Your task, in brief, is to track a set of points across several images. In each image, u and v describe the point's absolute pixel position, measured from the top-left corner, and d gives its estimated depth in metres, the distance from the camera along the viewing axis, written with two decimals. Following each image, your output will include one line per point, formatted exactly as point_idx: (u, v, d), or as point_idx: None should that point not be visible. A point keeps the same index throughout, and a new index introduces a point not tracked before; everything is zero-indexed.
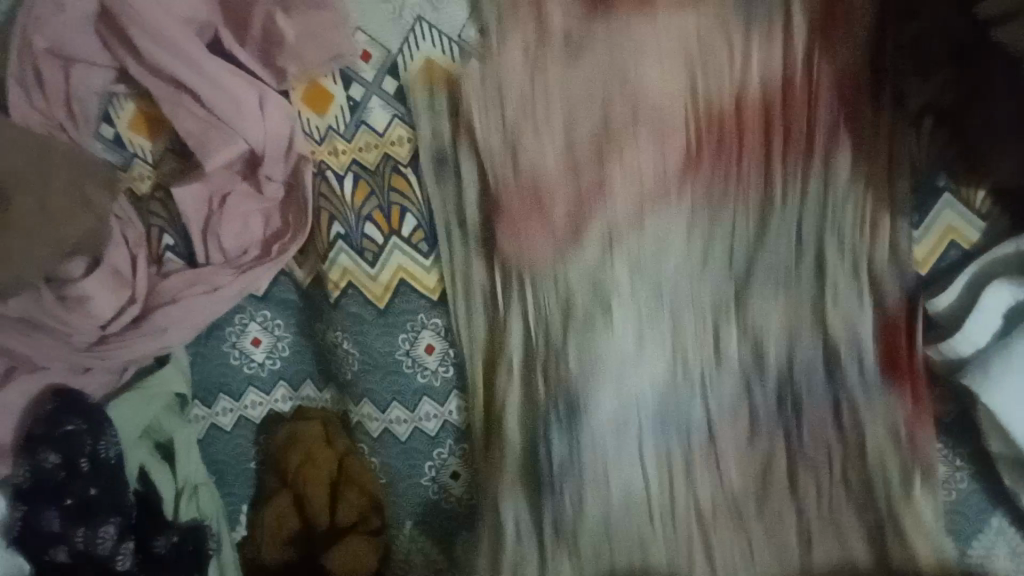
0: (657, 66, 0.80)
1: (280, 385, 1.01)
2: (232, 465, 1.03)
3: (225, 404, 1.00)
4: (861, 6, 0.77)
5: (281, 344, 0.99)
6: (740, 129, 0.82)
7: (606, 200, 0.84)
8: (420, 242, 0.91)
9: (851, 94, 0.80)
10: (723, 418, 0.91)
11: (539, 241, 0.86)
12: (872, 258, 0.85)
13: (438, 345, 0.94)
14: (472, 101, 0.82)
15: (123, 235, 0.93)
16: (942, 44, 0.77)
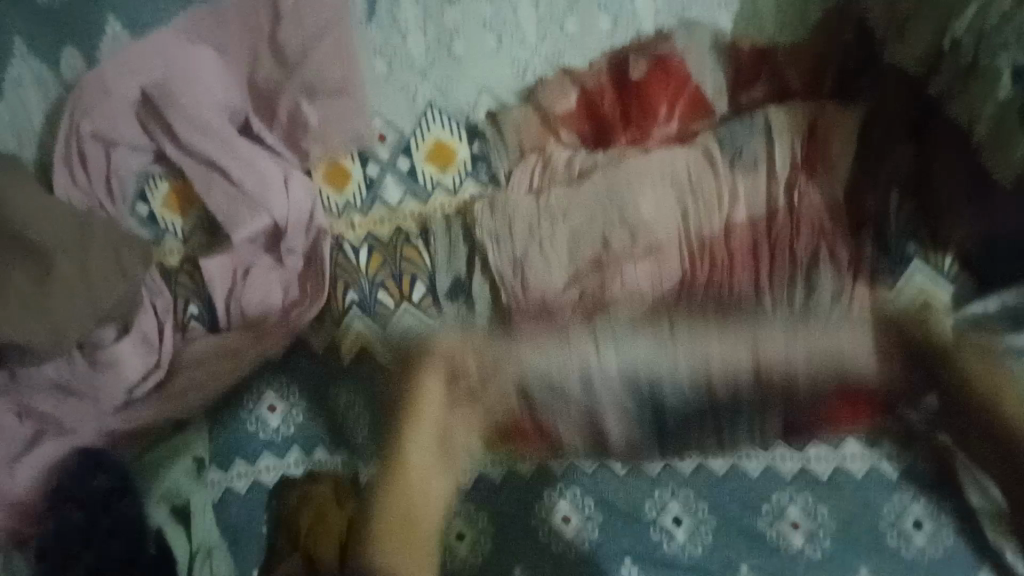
0: (653, 188, 0.97)
1: (292, 450, 0.98)
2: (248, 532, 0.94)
3: (239, 469, 0.97)
4: (842, 120, 0.96)
5: (296, 411, 0.99)
6: (730, 253, 0.94)
7: (607, 306, 0.93)
8: (430, 308, 0.99)
9: (830, 224, 0.92)
10: (734, 509, 0.91)
11: (542, 335, 0.92)
12: (851, 350, 0.86)
13: None
14: (487, 227, 0.98)
15: (151, 304, 0.99)
16: (901, 124, 0.91)
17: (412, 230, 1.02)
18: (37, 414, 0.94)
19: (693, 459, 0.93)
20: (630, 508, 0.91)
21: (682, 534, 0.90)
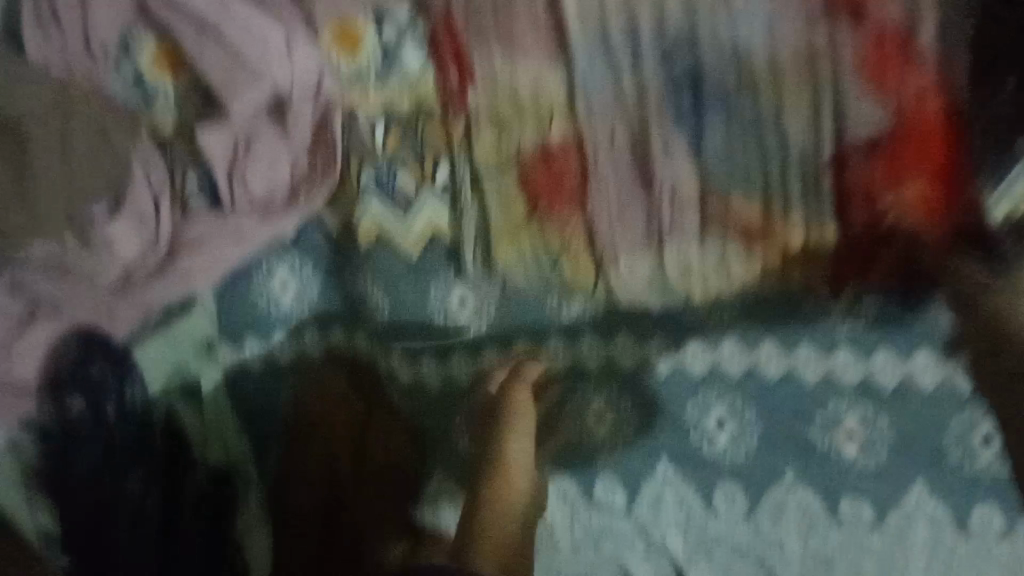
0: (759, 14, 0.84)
1: (308, 328, 0.97)
2: (264, 406, 0.97)
3: (252, 345, 0.96)
4: None
5: (309, 289, 0.96)
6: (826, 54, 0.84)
7: (664, 162, 0.87)
8: (454, 195, 0.92)
9: (917, 88, 0.83)
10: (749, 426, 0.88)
11: (600, 191, 0.88)
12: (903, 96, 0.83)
13: (470, 299, 0.93)
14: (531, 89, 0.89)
15: (146, 176, 0.89)
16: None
17: (433, 107, 0.91)
18: (28, 289, 0.85)
19: (745, 366, 0.89)
20: (668, 413, 0.89)
21: (724, 439, 0.89)
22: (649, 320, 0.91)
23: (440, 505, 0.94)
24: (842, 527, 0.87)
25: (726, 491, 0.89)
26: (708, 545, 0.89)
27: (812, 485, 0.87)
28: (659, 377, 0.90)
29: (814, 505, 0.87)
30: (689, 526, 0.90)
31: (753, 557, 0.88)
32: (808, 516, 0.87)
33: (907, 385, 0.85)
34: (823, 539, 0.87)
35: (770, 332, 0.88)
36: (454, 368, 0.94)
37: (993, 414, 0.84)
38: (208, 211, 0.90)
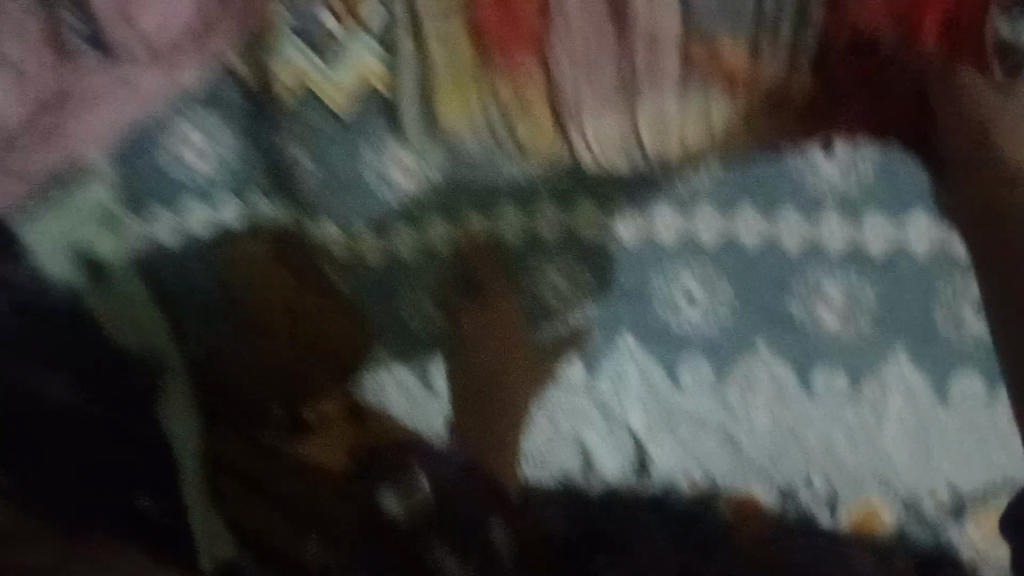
0: None
1: (228, 198, 0.84)
2: (183, 288, 0.82)
3: (164, 216, 0.84)
4: None
5: (225, 153, 0.85)
6: None
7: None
8: (384, 31, 0.85)
9: None
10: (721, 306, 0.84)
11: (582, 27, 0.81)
12: None
13: (408, 165, 0.86)
14: None
15: (21, 24, 0.80)
16: None
17: None
18: None
19: (719, 234, 0.86)
20: (632, 282, 0.84)
21: (694, 312, 0.84)
22: (623, 197, 0.87)
23: (383, 384, 0.82)
24: (816, 398, 0.81)
25: (692, 362, 0.83)
26: (667, 414, 0.82)
27: (786, 357, 0.82)
28: (626, 250, 0.86)
29: (786, 379, 0.82)
30: (649, 397, 0.82)
31: (716, 429, 0.81)
32: (779, 389, 0.82)
33: (890, 258, 0.84)
34: (791, 405, 0.81)
35: (748, 196, 0.87)
36: (403, 241, 0.86)
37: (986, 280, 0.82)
38: (94, 58, 0.81)
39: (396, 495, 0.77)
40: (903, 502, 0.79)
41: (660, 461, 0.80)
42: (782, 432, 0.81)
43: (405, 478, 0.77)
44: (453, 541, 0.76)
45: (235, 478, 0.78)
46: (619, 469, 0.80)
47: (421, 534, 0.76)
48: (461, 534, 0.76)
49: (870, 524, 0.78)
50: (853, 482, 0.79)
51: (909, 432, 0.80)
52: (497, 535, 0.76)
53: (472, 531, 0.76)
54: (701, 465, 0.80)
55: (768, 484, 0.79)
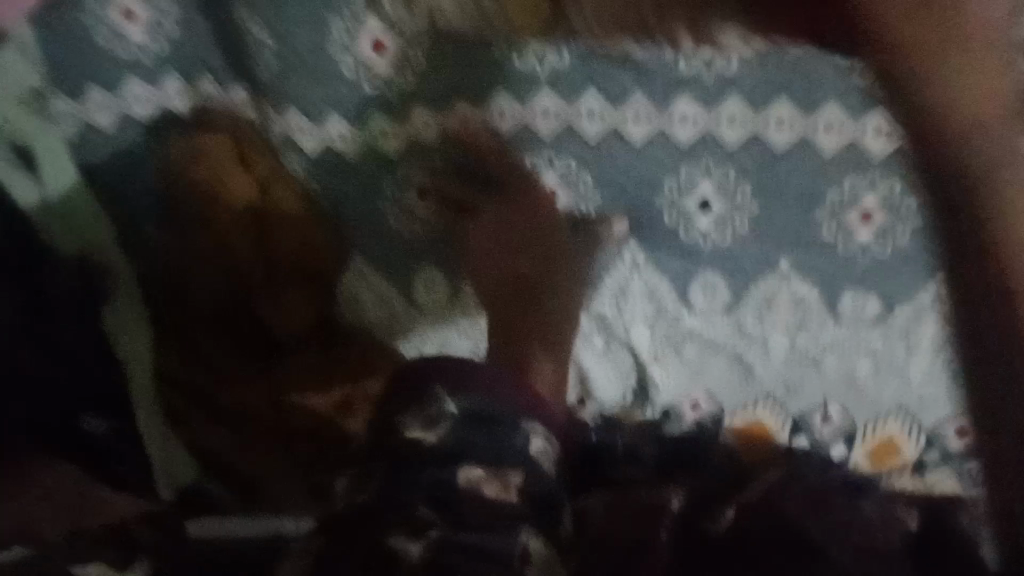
0: None
1: (168, 75, 0.73)
2: (121, 178, 0.77)
3: (97, 98, 0.73)
4: None
5: (162, 18, 0.70)
6: None
7: None
8: None
9: None
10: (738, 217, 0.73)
11: None
12: None
13: (391, 43, 0.69)
14: None
15: None
16: None
17: None
18: None
19: (747, 130, 0.70)
20: (649, 171, 0.72)
21: (707, 221, 0.74)
22: (610, 72, 0.69)
23: (361, 293, 0.80)
24: (838, 321, 0.77)
25: (705, 280, 0.76)
26: (678, 342, 0.79)
27: (811, 276, 0.75)
28: (634, 147, 0.71)
29: (805, 294, 0.76)
30: (658, 321, 0.78)
31: (728, 353, 0.79)
32: (797, 303, 0.76)
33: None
34: (812, 334, 0.78)
35: (787, 88, 0.67)
36: (379, 133, 0.73)
37: None
38: None
39: (493, 487, 0.57)
40: (926, 437, 0.81)
41: (655, 366, 0.80)
42: (805, 363, 0.79)
43: (499, 466, 0.58)
44: (503, 479, 0.58)
45: (179, 391, 0.80)
46: (618, 380, 0.80)
47: (457, 457, 0.58)
48: (503, 450, 0.59)
49: (887, 454, 0.82)
50: (868, 411, 0.81)
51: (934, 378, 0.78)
52: (523, 447, 0.61)
53: (543, 499, 0.59)
54: (698, 380, 0.81)
55: (778, 410, 0.81)
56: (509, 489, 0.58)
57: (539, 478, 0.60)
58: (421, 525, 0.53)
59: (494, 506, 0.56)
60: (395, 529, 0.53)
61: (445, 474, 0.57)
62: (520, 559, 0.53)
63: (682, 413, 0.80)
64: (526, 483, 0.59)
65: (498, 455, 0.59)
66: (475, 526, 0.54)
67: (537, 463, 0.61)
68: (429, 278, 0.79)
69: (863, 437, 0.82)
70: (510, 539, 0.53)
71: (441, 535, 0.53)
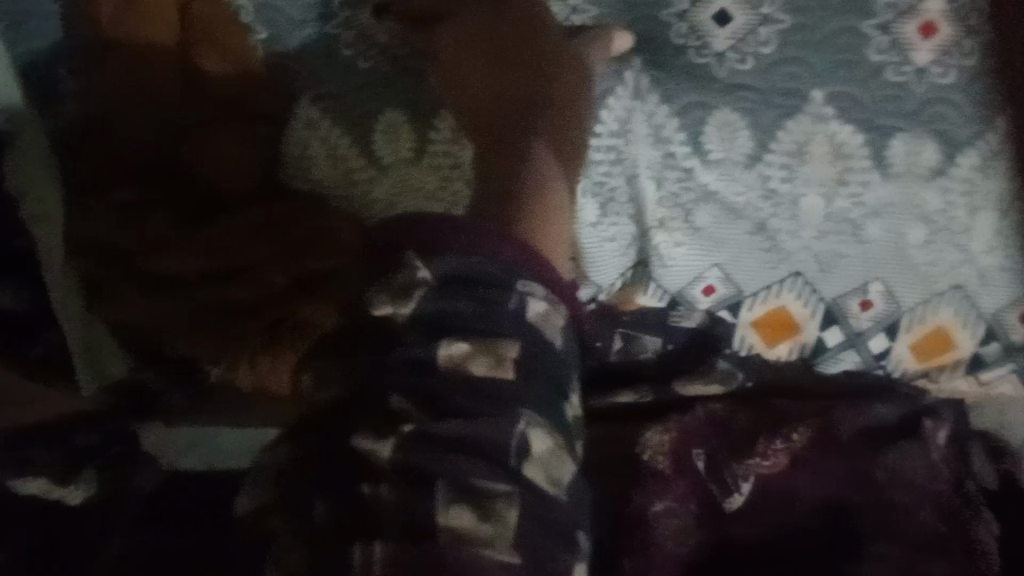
0: None
1: None
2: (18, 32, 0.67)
3: None
4: None
5: None
6: None
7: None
8: None
9: None
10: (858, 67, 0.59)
11: None
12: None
13: None
14: None
15: None
16: None
17: None
18: None
19: None
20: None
21: (724, 40, 0.60)
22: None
23: (311, 149, 0.67)
24: (892, 180, 0.62)
25: (720, 119, 0.61)
26: (687, 208, 0.65)
27: (849, 117, 0.60)
28: None
29: (845, 138, 0.61)
30: (665, 172, 0.64)
31: (750, 219, 0.66)
32: (836, 152, 0.61)
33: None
34: (857, 196, 0.63)
35: None
36: None
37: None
38: None
39: (483, 363, 0.41)
40: (888, 329, 0.69)
41: (663, 240, 0.67)
42: (841, 228, 0.65)
43: (485, 335, 0.41)
44: (495, 351, 0.41)
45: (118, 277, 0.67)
46: (616, 260, 0.69)
47: (438, 325, 0.41)
48: (496, 315, 0.42)
49: (779, 329, 0.71)
50: (917, 291, 0.67)
51: (1010, 249, 0.64)
52: (519, 312, 0.43)
53: (546, 378, 0.42)
54: (711, 261, 0.68)
55: (762, 275, 0.68)
56: (503, 366, 0.41)
57: (540, 349, 0.43)
58: (392, 420, 0.39)
59: (485, 389, 0.40)
60: (364, 431, 0.39)
61: (423, 351, 0.41)
62: (517, 453, 0.39)
63: (697, 300, 0.71)
64: (525, 358, 0.42)
65: (484, 326, 0.42)
66: (462, 404, 0.40)
67: (537, 334, 0.43)
68: (390, 122, 0.65)
69: (751, 305, 0.70)
70: (505, 425, 0.39)
71: (418, 429, 0.39)
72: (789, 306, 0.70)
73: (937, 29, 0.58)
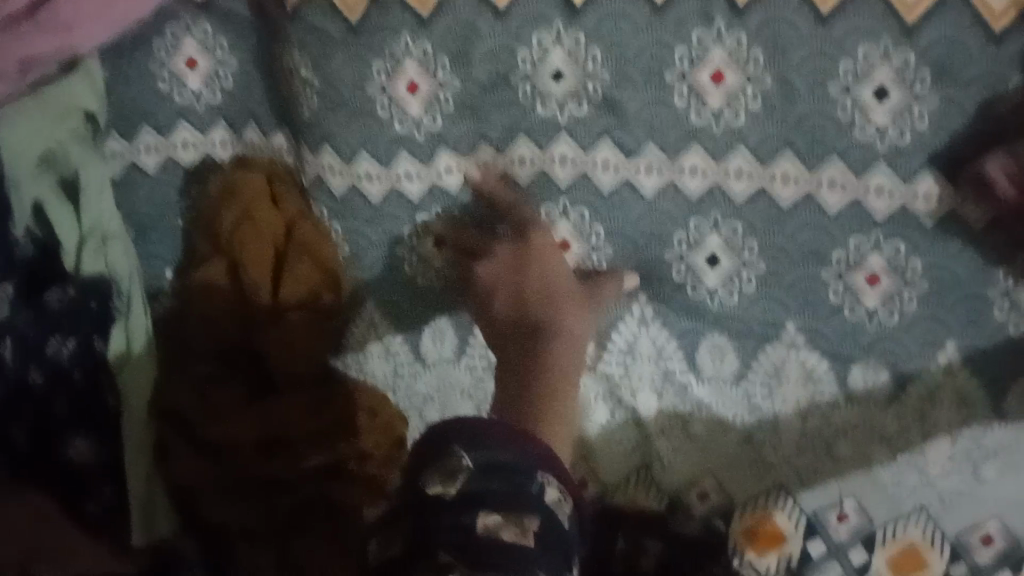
0: None
1: (181, 127, 0.76)
2: (153, 219, 0.80)
3: (115, 147, 0.77)
4: None
5: (223, 73, 0.74)
6: None
7: None
8: None
9: None
10: (828, 317, 0.71)
11: None
12: None
13: (424, 85, 0.67)
14: None
15: None
16: None
17: None
18: None
19: (848, 195, 0.66)
20: (679, 247, 0.71)
21: (716, 276, 0.72)
22: (648, 83, 0.65)
23: (369, 350, 0.81)
24: (856, 402, 0.74)
25: (712, 344, 0.75)
26: (685, 416, 0.77)
27: (817, 346, 0.72)
28: (645, 199, 0.69)
29: (816, 364, 0.73)
30: (666, 386, 0.77)
31: (739, 432, 0.77)
32: (808, 375, 0.73)
33: (854, 203, 0.66)
34: (827, 415, 0.74)
35: (792, 142, 0.65)
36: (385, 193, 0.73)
37: (993, 397, 0.71)
38: None
39: (512, 530, 0.50)
40: (863, 540, 0.75)
41: (665, 446, 0.78)
42: (816, 445, 0.75)
43: (517, 509, 0.51)
44: (521, 522, 0.51)
45: (184, 442, 0.77)
46: (623, 462, 0.79)
47: (475, 501, 0.51)
48: (524, 495, 0.52)
49: (767, 538, 0.76)
50: (886, 508, 0.75)
51: (963, 475, 0.73)
52: (539, 496, 0.53)
53: (559, 550, 0.52)
54: (703, 467, 0.78)
55: (758, 494, 0.77)
56: (527, 535, 0.50)
57: (556, 530, 0.52)
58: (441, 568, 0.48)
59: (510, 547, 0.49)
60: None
61: (467, 518, 0.51)
62: None
63: (694, 507, 0.78)
64: (543, 530, 0.51)
65: (514, 503, 0.52)
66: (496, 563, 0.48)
67: (552, 513, 0.53)
68: (438, 330, 0.79)
69: (739, 512, 0.77)
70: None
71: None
72: (774, 515, 0.76)
73: (880, 280, 0.69)
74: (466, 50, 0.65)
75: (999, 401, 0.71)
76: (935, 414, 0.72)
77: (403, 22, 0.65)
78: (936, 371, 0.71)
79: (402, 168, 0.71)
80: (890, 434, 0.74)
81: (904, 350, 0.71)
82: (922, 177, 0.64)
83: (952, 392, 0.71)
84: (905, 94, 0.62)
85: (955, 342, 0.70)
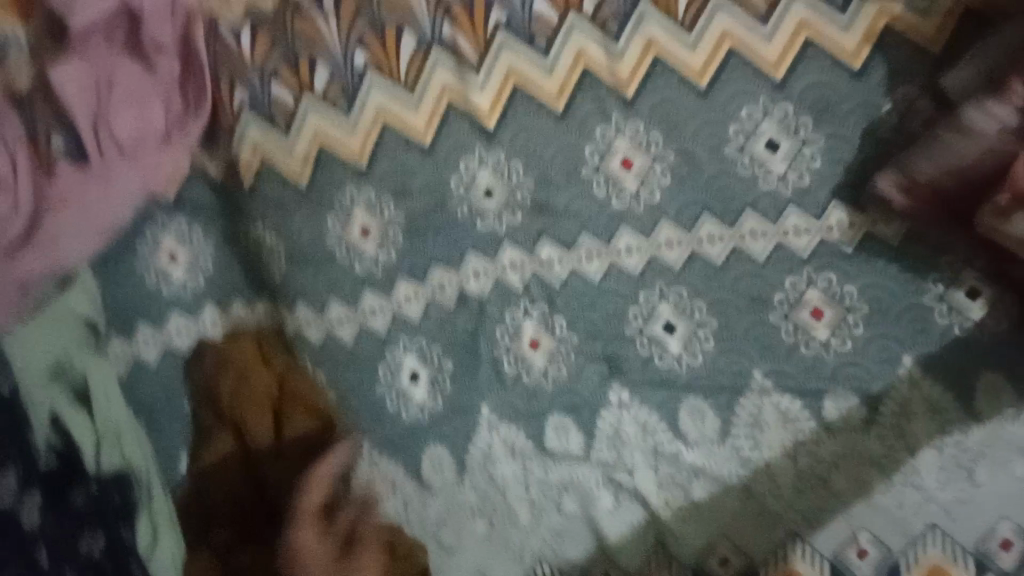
0: None
1: (174, 315, 0.84)
2: (162, 407, 0.85)
3: (117, 346, 0.85)
4: None
5: (203, 259, 0.84)
6: None
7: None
8: (339, 99, 0.75)
9: None
10: (786, 357, 0.75)
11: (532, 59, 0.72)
12: None
13: (374, 226, 0.78)
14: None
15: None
16: None
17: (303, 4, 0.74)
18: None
19: (770, 241, 0.73)
20: (633, 322, 0.77)
21: (676, 342, 0.77)
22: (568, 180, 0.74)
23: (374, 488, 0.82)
24: (836, 432, 0.76)
25: (691, 407, 0.78)
26: (684, 481, 0.78)
27: (786, 386, 0.76)
28: (594, 283, 0.76)
29: (789, 404, 0.76)
30: (658, 459, 0.79)
31: (738, 487, 0.77)
32: (786, 418, 0.76)
33: (778, 246, 0.73)
34: (814, 451, 0.76)
35: (706, 206, 0.73)
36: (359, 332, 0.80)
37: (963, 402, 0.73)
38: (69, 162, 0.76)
39: None
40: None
41: (672, 519, 0.78)
42: (815, 483, 0.76)
43: None
44: None
45: None
46: (636, 547, 0.78)
47: None
48: None
49: None
50: (896, 532, 0.72)
51: (958, 481, 0.72)
52: None
53: None
54: (715, 530, 0.77)
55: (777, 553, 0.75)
56: None
57: None
58: None
59: None
60: None
61: None
62: None
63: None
64: None
65: None
66: None
67: None
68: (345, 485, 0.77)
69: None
70: None
71: None
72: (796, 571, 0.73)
73: (823, 312, 0.74)
74: (407, 186, 0.76)
75: (970, 403, 0.73)
76: (915, 427, 0.74)
77: (347, 178, 0.77)
78: (905, 385, 0.74)
79: (368, 304, 0.80)
80: (882, 456, 0.74)
81: (866, 373, 0.75)
82: (831, 209, 0.72)
83: (924, 405, 0.74)
84: (793, 141, 0.70)
85: (911, 355, 0.74)
